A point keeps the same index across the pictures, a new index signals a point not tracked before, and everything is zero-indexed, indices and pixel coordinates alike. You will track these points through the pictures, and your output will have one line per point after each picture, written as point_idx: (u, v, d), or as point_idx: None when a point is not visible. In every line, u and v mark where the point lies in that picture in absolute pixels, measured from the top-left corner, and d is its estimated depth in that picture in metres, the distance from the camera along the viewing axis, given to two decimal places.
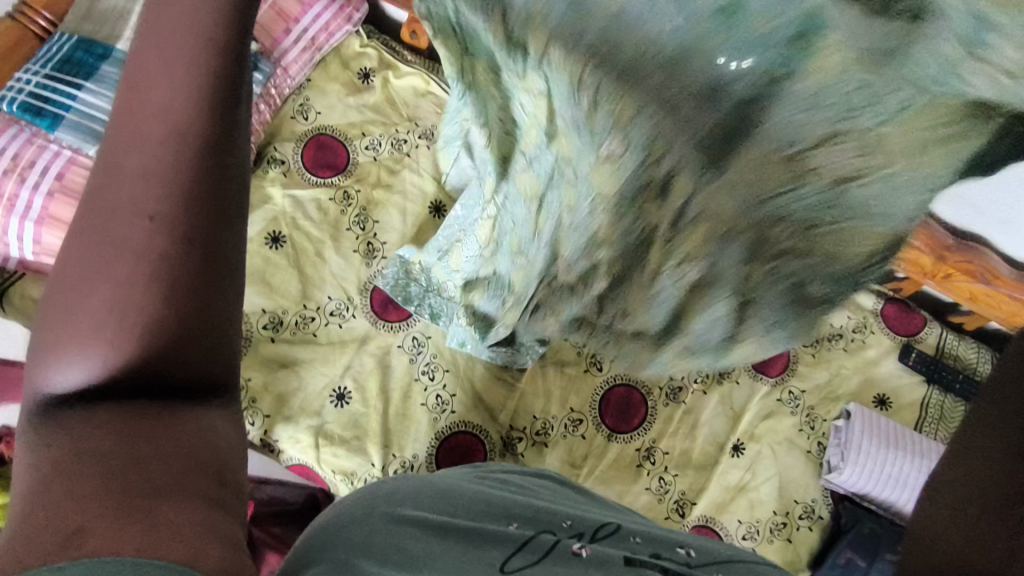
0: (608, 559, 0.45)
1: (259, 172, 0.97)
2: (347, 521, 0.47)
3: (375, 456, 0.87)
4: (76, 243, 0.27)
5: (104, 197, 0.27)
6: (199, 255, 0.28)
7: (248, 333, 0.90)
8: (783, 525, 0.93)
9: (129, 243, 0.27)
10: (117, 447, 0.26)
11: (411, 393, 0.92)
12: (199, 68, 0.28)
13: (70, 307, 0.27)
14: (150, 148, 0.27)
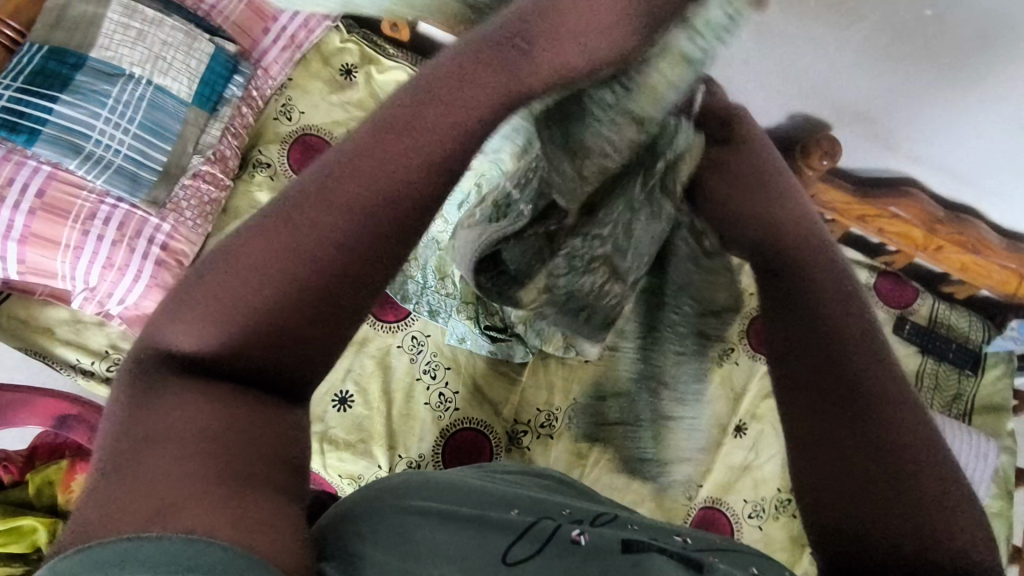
0: (606, 546, 0.45)
1: (244, 177, 0.94)
2: (352, 514, 0.47)
3: (381, 459, 0.88)
4: (267, 243, 0.39)
5: (304, 216, 0.40)
6: (348, 290, 0.40)
7: None
8: (788, 501, 0.94)
9: (308, 259, 0.39)
10: (230, 433, 0.36)
11: (414, 393, 0.92)
12: (414, 161, 0.42)
13: (244, 288, 0.39)
14: (331, 200, 0.41)
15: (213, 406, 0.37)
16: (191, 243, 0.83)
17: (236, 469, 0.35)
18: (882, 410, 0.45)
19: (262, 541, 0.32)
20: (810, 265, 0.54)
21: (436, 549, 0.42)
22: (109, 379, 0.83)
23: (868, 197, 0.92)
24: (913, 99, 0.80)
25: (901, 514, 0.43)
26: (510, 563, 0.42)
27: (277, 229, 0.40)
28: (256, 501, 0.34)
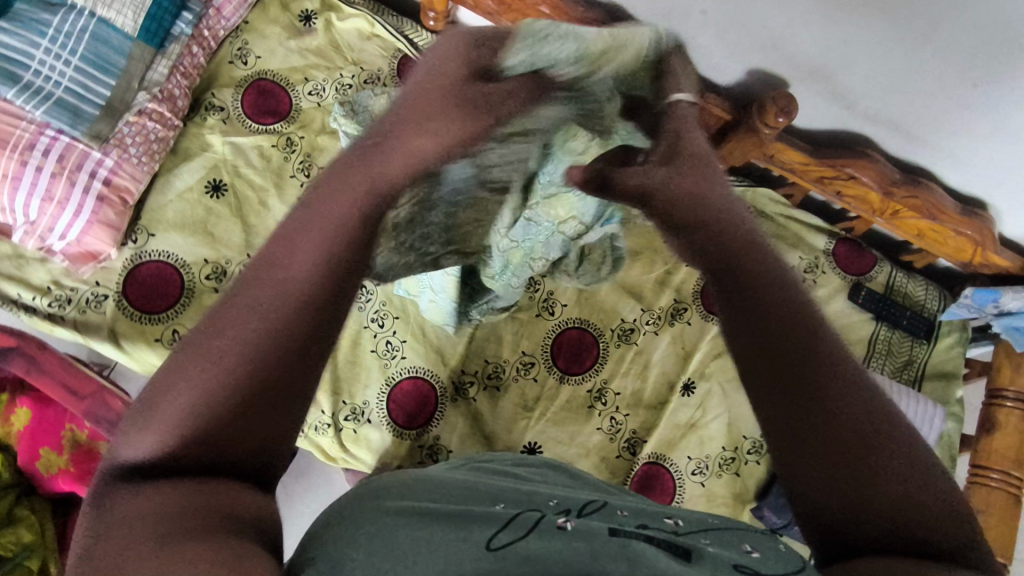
0: (592, 530, 0.42)
1: (196, 120, 0.94)
2: (337, 521, 0.46)
3: (325, 403, 0.89)
4: (215, 349, 0.40)
5: (244, 320, 0.41)
6: (290, 363, 0.41)
7: (190, 284, 0.88)
8: (732, 460, 0.95)
9: (248, 346, 0.40)
10: (186, 505, 0.36)
11: (361, 340, 0.92)
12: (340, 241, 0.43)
13: (202, 384, 0.39)
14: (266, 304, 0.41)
15: (166, 492, 0.37)
16: (135, 179, 0.83)
17: (191, 525, 0.35)
18: (844, 412, 0.43)
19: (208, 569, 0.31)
20: (767, 275, 0.48)
21: (416, 547, 0.40)
22: (52, 314, 0.85)
23: (820, 155, 0.92)
24: (863, 53, 0.78)
25: (909, 495, 0.40)
26: (493, 548, 0.40)
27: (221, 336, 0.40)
28: (198, 542, 0.33)
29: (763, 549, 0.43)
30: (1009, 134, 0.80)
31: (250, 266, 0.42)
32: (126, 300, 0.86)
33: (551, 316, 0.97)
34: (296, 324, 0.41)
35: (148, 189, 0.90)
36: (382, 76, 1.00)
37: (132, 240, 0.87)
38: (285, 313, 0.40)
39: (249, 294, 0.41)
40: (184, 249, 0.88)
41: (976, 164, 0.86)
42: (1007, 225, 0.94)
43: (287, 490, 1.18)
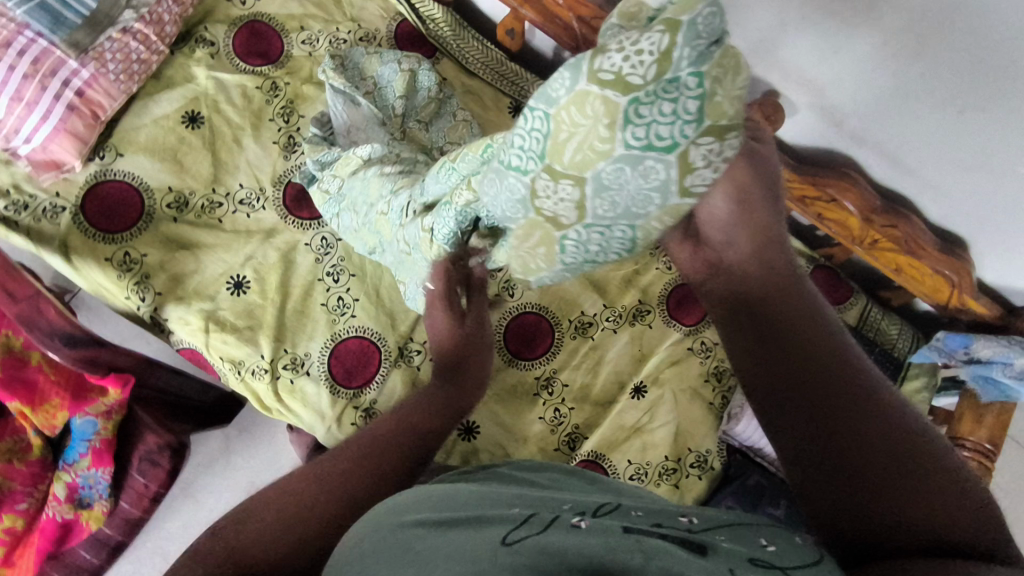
0: (607, 527, 0.40)
1: (185, 50, 0.94)
2: (362, 541, 0.45)
3: (264, 348, 0.86)
4: (308, 481, 0.59)
5: (334, 465, 0.60)
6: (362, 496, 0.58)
7: (150, 209, 0.87)
8: (673, 471, 0.91)
9: (331, 483, 0.59)
10: None
11: (312, 293, 0.90)
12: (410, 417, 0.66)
13: (290, 502, 0.57)
14: (372, 446, 0.62)
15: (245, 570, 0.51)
16: (109, 95, 0.84)
17: None
18: (855, 427, 0.45)
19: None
20: (790, 311, 0.52)
21: (433, 551, 0.40)
22: (6, 218, 0.84)
23: (810, 174, 0.89)
24: (850, 67, 0.77)
25: (943, 510, 0.41)
26: (508, 543, 0.38)
27: (331, 466, 0.60)
28: None
29: (779, 541, 0.41)
30: (991, 169, 0.77)
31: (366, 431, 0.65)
32: (83, 215, 0.85)
33: (509, 298, 0.95)
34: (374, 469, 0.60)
35: (125, 109, 0.89)
36: (378, 36, 1.01)
37: (98, 156, 0.87)
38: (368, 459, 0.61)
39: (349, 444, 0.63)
40: (149, 172, 0.88)
41: (956, 197, 0.83)
42: (984, 269, 0.91)
43: (229, 440, 1.17)
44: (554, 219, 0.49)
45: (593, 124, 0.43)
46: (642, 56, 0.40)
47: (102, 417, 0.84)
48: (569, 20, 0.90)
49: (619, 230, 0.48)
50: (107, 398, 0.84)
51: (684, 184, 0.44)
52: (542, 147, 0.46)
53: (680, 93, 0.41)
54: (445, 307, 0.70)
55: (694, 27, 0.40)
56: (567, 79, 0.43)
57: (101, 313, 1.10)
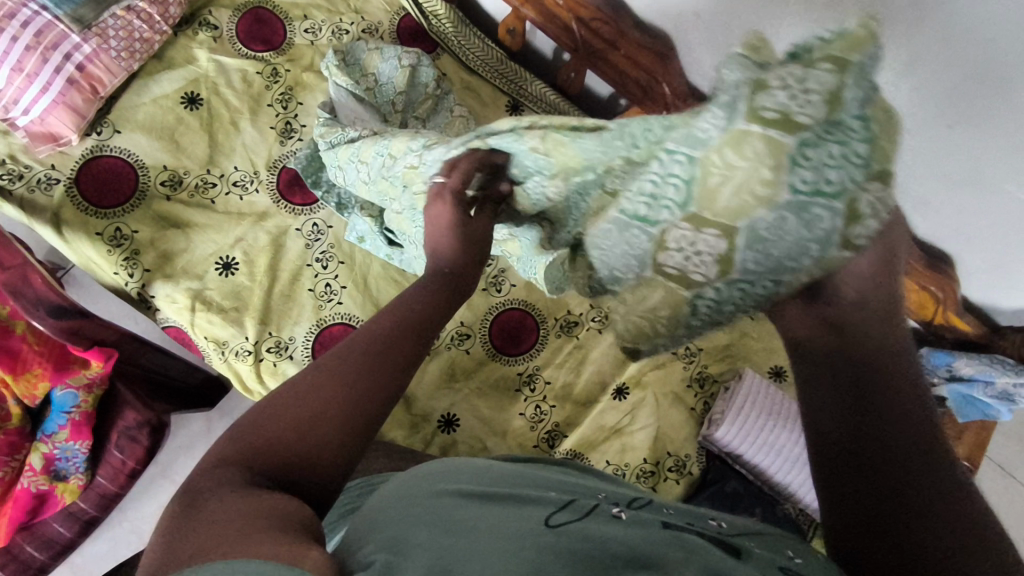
0: (647, 521, 0.42)
1: (188, 33, 0.95)
2: (394, 500, 0.47)
3: (249, 330, 0.86)
4: (298, 394, 0.49)
5: (332, 365, 0.51)
6: (372, 398, 0.50)
7: (144, 186, 0.88)
8: (651, 474, 0.91)
9: (334, 387, 0.49)
10: (253, 506, 0.39)
11: (300, 277, 0.90)
12: (407, 311, 0.57)
13: (283, 413, 0.47)
14: (358, 346, 0.53)
15: (241, 497, 0.40)
16: (110, 72, 0.85)
17: (263, 519, 0.38)
18: (920, 499, 0.39)
19: (266, 551, 0.34)
20: (889, 358, 0.43)
21: (476, 523, 0.41)
22: None
23: None
24: None
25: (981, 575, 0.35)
26: (551, 526, 0.40)
27: (298, 386, 0.49)
28: (277, 536, 0.36)
29: (803, 556, 0.41)
30: (982, 191, 0.75)
31: (358, 332, 0.55)
32: (77, 188, 0.86)
33: (496, 293, 0.96)
34: (381, 367, 0.52)
35: (125, 87, 0.90)
36: (381, 29, 1.02)
37: (96, 131, 0.88)
38: (371, 356, 0.52)
39: (344, 346, 0.54)
40: (145, 150, 0.89)
41: (943, 220, 0.81)
42: (970, 289, 0.91)
43: (211, 424, 1.17)
44: (686, 280, 0.47)
45: (754, 166, 0.40)
46: (810, 94, 0.38)
47: (83, 390, 0.84)
48: (569, 21, 0.92)
49: (761, 286, 0.44)
50: (88, 372, 0.84)
51: (847, 234, 0.39)
52: (686, 194, 0.44)
53: (846, 135, 0.38)
54: (450, 224, 0.62)
55: (866, 68, 0.37)
56: (720, 118, 0.41)
57: (91, 290, 1.09)
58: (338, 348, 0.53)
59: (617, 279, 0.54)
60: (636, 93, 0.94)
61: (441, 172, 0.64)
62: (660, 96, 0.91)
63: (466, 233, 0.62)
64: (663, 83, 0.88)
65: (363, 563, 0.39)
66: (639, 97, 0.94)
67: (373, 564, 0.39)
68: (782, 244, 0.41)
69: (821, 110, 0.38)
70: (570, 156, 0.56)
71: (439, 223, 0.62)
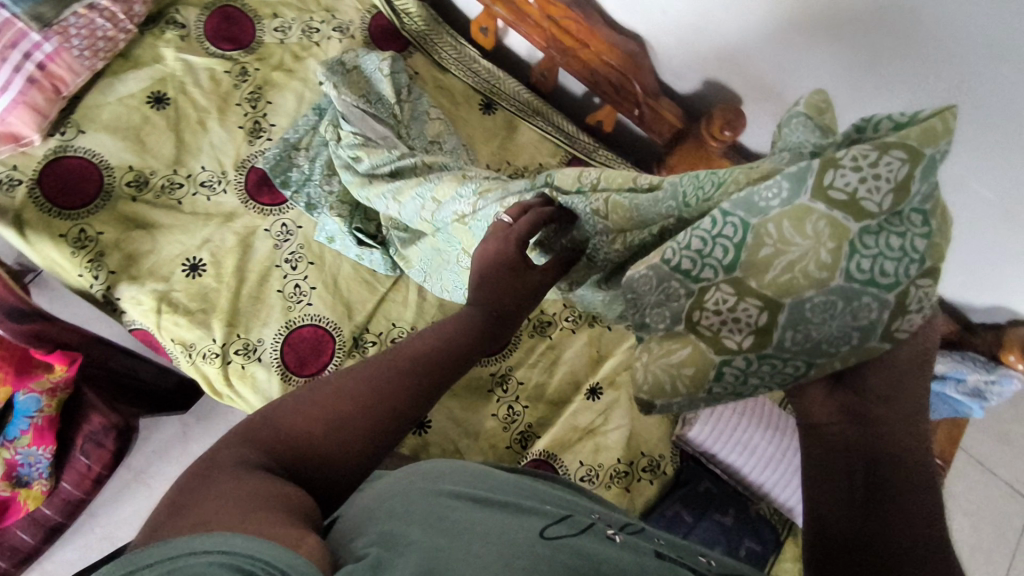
0: (643, 548, 0.38)
1: (155, 32, 0.94)
2: (385, 499, 0.42)
3: (216, 332, 0.84)
4: (337, 390, 0.48)
5: (377, 367, 0.50)
6: (407, 412, 0.49)
7: (109, 187, 0.87)
8: (625, 474, 0.89)
9: (375, 393, 0.48)
10: (263, 489, 0.38)
11: (269, 278, 0.89)
12: (451, 320, 0.56)
13: (318, 407, 0.46)
14: (402, 354, 0.52)
15: (256, 480, 0.39)
16: (72, 71, 0.85)
17: (260, 502, 0.36)
18: None
19: (261, 531, 0.32)
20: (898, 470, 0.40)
21: (472, 525, 0.37)
22: None
23: None
24: (813, 72, 0.77)
25: None
26: (547, 535, 0.37)
27: (339, 381, 0.48)
28: (275, 520, 0.34)
29: None
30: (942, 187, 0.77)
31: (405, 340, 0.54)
32: (40, 189, 0.84)
33: None
34: (421, 380, 0.51)
35: (90, 87, 0.89)
36: (353, 26, 1.01)
37: (59, 132, 0.87)
38: (413, 367, 0.51)
39: (391, 351, 0.52)
40: (111, 150, 0.88)
41: None
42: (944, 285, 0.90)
43: (186, 428, 1.15)
44: (716, 341, 0.43)
45: (812, 246, 0.39)
46: (880, 180, 0.37)
47: (47, 395, 0.82)
48: (540, 20, 0.92)
49: (792, 364, 0.42)
50: (52, 376, 0.82)
51: (890, 326, 0.39)
52: (733, 258, 0.42)
53: (906, 229, 0.39)
54: (510, 268, 0.55)
55: (934, 163, 0.37)
56: (786, 188, 0.40)
57: (58, 296, 1.08)
58: (385, 352, 0.52)
59: (644, 325, 0.47)
60: (607, 94, 0.94)
61: (508, 211, 0.58)
62: (631, 95, 0.92)
63: (522, 277, 0.56)
64: (634, 82, 0.90)
65: (355, 556, 0.36)
66: (610, 96, 0.94)
67: (365, 558, 0.35)
68: (830, 320, 0.40)
69: (889, 199, 0.38)
70: (626, 214, 0.53)
71: (489, 260, 0.56)
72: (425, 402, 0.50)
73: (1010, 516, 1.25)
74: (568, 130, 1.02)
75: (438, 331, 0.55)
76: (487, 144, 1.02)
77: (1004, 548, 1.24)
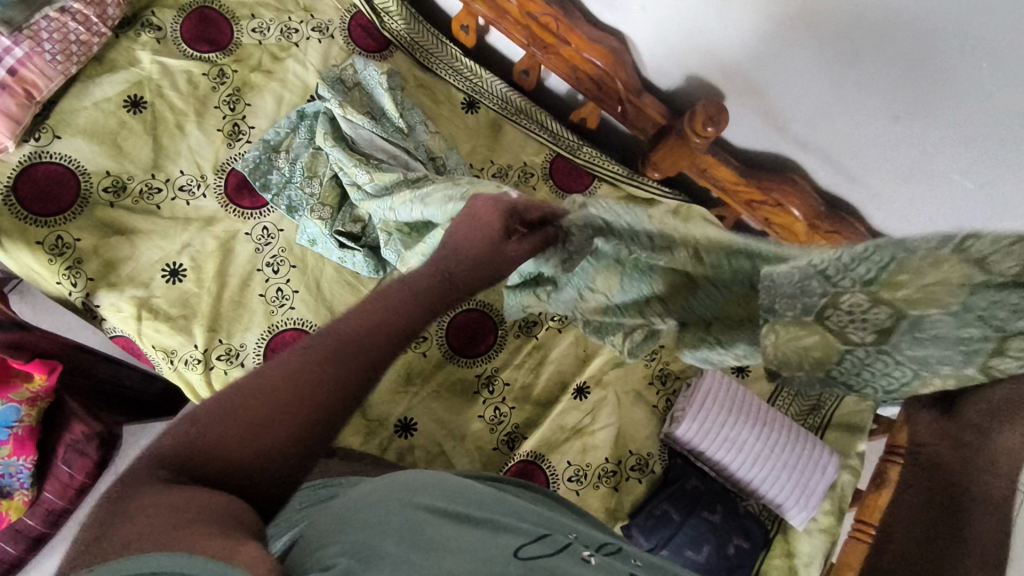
0: (617, 571, 0.39)
1: (131, 34, 0.93)
2: (361, 501, 0.41)
3: (197, 338, 0.84)
4: (261, 386, 0.45)
5: (305, 358, 0.47)
6: (339, 399, 0.46)
7: (86, 193, 0.86)
8: (613, 474, 0.89)
9: (302, 387, 0.45)
10: (184, 502, 0.36)
11: (250, 282, 0.88)
12: (387, 305, 0.54)
13: (242, 408, 0.44)
14: (331, 339, 0.49)
15: (176, 493, 0.38)
16: (45, 76, 0.84)
17: (195, 513, 0.35)
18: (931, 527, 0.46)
19: (232, 547, 0.32)
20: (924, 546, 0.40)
21: (447, 543, 0.37)
22: None
23: (752, 177, 0.88)
24: (793, 68, 0.76)
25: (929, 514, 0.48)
26: (521, 557, 0.37)
27: (261, 379, 0.45)
28: (213, 532, 0.34)
29: None
30: (919, 178, 0.77)
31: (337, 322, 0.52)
32: (15, 196, 0.83)
33: None
34: (352, 365, 0.48)
35: (65, 92, 0.88)
36: (332, 26, 1.00)
37: (34, 138, 0.85)
38: (345, 352, 0.49)
39: (321, 335, 0.50)
40: (88, 156, 0.86)
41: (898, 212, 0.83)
42: None
43: None
44: (842, 335, 0.45)
45: None
46: None
47: (26, 404, 0.81)
48: (520, 17, 0.90)
49: None
50: (31, 385, 0.81)
51: None
52: None
53: None
54: (484, 239, 0.59)
55: None
56: None
57: (40, 303, 1.07)
58: (313, 338, 0.50)
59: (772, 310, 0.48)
60: (590, 92, 0.93)
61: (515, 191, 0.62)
62: (613, 92, 0.91)
63: (500, 251, 0.59)
64: (616, 79, 0.89)
65: (322, 565, 0.36)
66: (593, 93, 0.93)
67: (333, 569, 0.35)
68: (938, 345, 0.41)
69: None
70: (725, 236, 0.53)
71: (471, 239, 0.59)
72: (359, 387, 0.48)
73: None
74: (553, 128, 1.01)
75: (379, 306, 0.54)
76: (469, 143, 1.01)
77: None
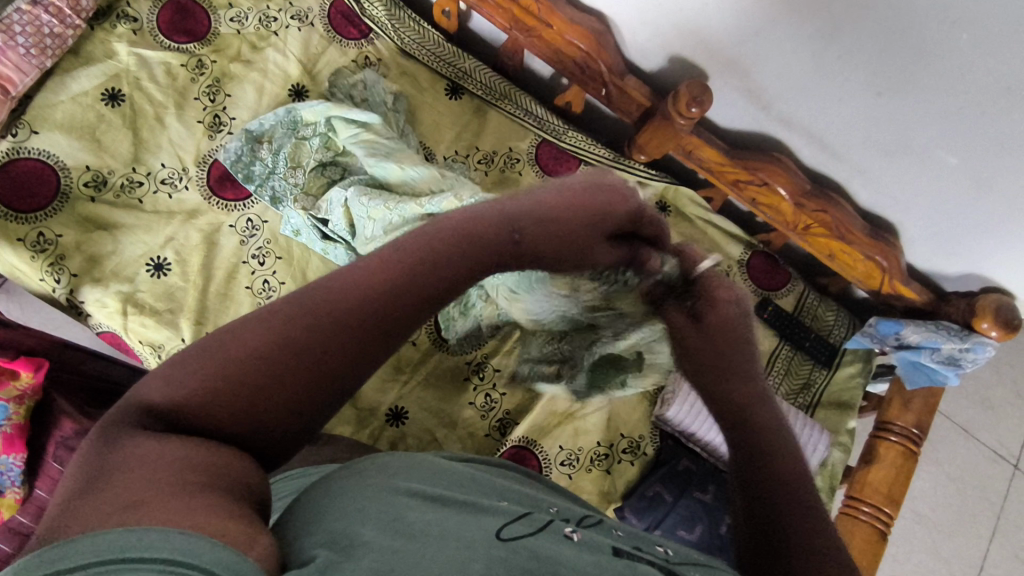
0: (599, 546, 0.39)
1: (106, 26, 0.91)
2: (334, 490, 0.41)
3: (184, 331, 0.83)
4: (270, 334, 0.43)
5: (319, 306, 0.45)
6: (349, 359, 0.44)
7: (66, 188, 0.85)
8: (605, 456, 0.90)
9: (309, 341, 0.43)
10: (183, 464, 0.35)
11: (236, 275, 0.88)
12: (416, 260, 0.51)
13: (247, 355, 0.42)
14: (348, 289, 0.46)
15: (175, 444, 0.36)
16: (20, 70, 0.83)
17: (189, 483, 0.33)
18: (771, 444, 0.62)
19: (213, 527, 0.30)
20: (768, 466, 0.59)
21: (428, 526, 0.37)
22: None
23: (737, 156, 0.87)
24: (775, 46, 0.76)
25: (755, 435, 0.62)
26: (503, 538, 0.37)
27: (265, 326, 0.43)
28: (205, 500, 0.32)
29: None
30: (904, 151, 0.77)
31: (360, 269, 0.49)
32: None
33: None
34: (366, 326, 0.46)
35: (41, 86, 0.87)
36: (311, 14, 0.99)
37: (11, 133, 0.84)
38: (361, 307, 0.46)
39: (340, 284, 0.47)
40: (67, 150, 0.85)
41: (885, 187, 0.83)
42: (915, 256, 0.90)
43: None
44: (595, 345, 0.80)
45: None
46: None
47: (14, 402, 0.82)
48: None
49: None
50: (19, 383, 0.82)
51: None
52: None
53: None
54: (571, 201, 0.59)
55: None
56: None
57: (25, 302, 1.05)
58: (329, 284, 0.47)
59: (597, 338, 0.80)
60: (573, 75, 0.92)
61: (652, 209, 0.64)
62: (597, 74, 0.90)
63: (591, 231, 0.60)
64: (599, 61, 0.88)
65: (302, 559, 0.35)
66: (576, 75, 0.92)
67: (313, 562, 0.34)
68: None
69: None
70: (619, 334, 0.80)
71: (559, 204, 0.59)
72: (373, 347, 0.46)
73: (991, 479, 1.27)
74: (537, 113, 1.00)
75: (416, 252, 0.51)
76: (454, 130, 1.00)
77: (985, 511, 1.25)
